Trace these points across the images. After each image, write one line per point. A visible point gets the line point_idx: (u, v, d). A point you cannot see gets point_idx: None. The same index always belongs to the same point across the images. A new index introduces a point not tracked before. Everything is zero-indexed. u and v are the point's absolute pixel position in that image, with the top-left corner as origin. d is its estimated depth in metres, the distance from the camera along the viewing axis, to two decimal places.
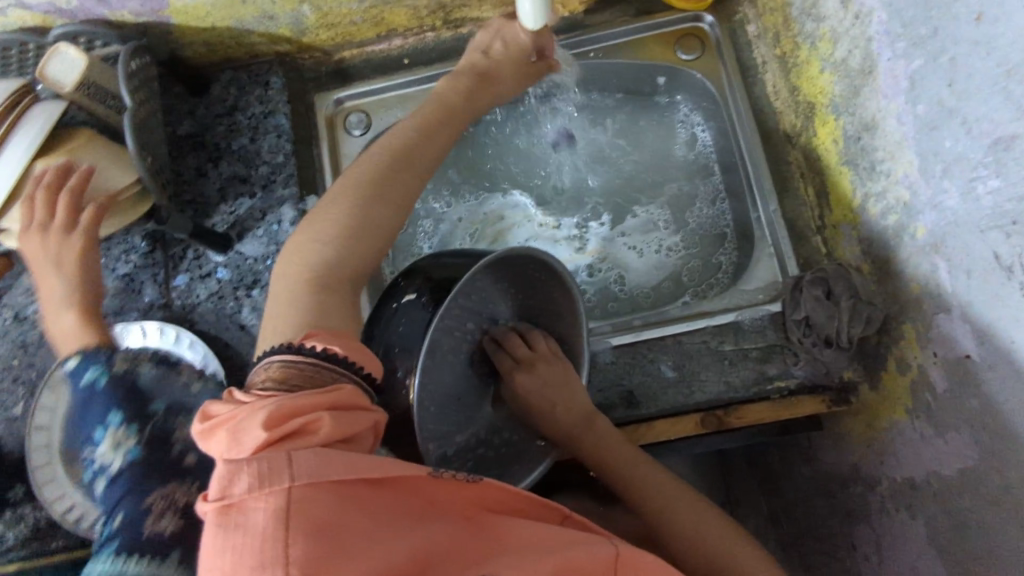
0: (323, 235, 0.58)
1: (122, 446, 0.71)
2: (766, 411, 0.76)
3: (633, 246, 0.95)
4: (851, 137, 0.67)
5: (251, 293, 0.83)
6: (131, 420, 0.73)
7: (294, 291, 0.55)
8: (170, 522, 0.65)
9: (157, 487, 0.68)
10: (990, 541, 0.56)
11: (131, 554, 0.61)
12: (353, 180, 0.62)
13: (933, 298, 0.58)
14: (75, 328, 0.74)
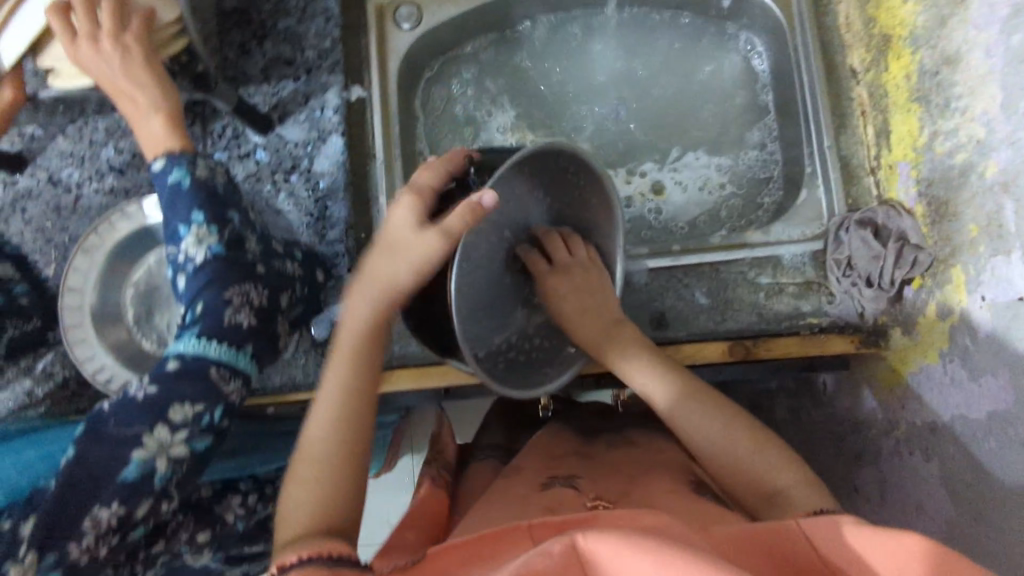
0: (330, 393, 0.55)
1: (204, 243, 0.60)
2: (794, 345, 0.75)
3: (678, 181, 0.93)
4: (928, 71, 0.65)
5: (289, 178, 0.83)
6: (214, 219, 0.61)
7: (324, 433, 0.53)
8: (251, 319, 0.61)
9: (236, 281, 0.60)
10: (1009, 480, 0.58)
11: (214, 338, 0.58)
12: (358, 339, 0.57)
13: (991, 240, 0.57)
14: (161, 131, 0.64)
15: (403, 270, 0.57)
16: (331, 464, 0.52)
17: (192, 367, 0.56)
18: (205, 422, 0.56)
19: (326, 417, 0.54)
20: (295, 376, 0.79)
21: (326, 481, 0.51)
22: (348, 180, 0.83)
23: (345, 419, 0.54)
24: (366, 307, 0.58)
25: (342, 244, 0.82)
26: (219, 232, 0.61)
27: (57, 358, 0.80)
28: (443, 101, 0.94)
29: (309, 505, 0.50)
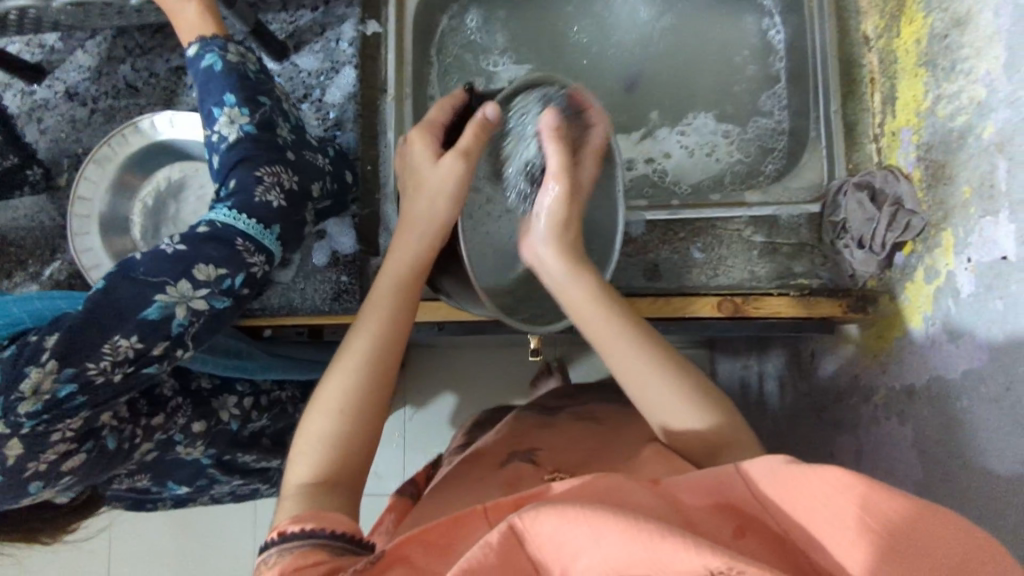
0: (362, 340, 0.56)
1: (238, 125, 0.68)
2: (784, 306, 0.76)
3: (685, 145, 0.91)
4: (938, 34, 0.65)
5: (301, 107, 0.84)
6: (245, 104, 0.68)
7: (348, 371, 0.54)
8: (278, 200, 0.68)
9: (267, 161, 0.68)
10: (977, 437, 0.59)
11: (243, 211, 0.65)
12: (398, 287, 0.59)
13: (981, 200, 0.58)
14: (197, 18, 0.71)
15: (421, 215, 0.60)
16: (348, 411, 0.53)
17: (220, 231, 0.63)
18: (228, 284, 0.63)
19: (349, 366, 0.55)
20: (292, 300, 0.81)
21: (341, 430, 0.52)
22: (359, 112, 0.84)
23: (369, 368, 0.55)
24: (403, 264, 0.60)
25: None
26: (253, 117, 0.69)
27: (64, 266, 0.83)
28: (458, 44, 0.94)
29: (320, 450, 0.51)
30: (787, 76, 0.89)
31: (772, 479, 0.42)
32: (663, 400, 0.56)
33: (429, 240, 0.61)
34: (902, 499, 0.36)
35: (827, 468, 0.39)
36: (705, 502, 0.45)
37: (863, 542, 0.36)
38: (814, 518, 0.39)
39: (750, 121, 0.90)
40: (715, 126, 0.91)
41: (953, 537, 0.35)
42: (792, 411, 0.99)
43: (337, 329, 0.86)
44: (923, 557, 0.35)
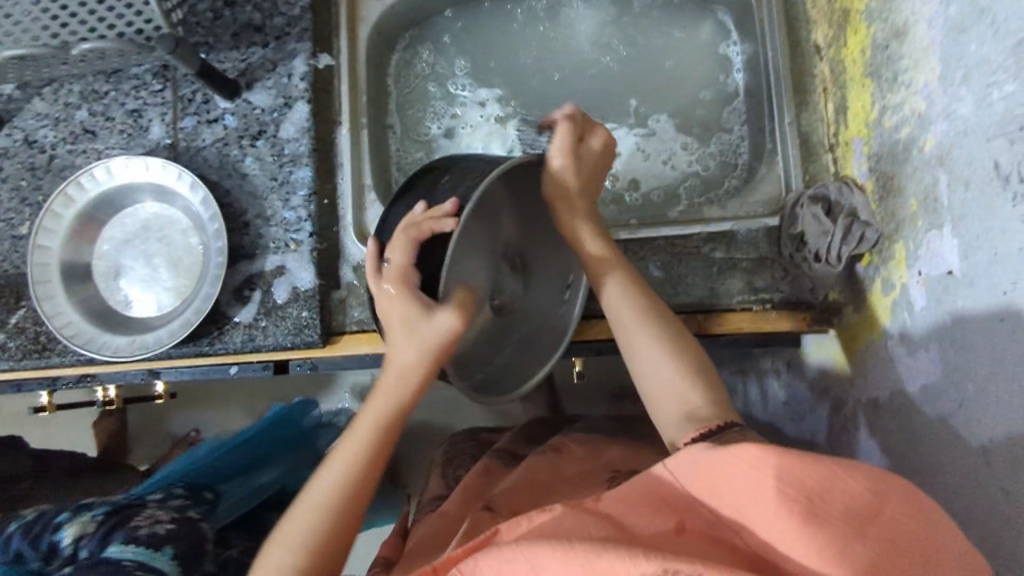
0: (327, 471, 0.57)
1: (77, 522, 0.64)
2: (746, 322, 0.76)
3: (643, 151, 0.91)
4: (881, 45, 0.64)
5: (255, 144, 0.84)
6: (66, 517, 0.65)
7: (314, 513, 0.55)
8: (163, 526, 0.66)
9: (127, 514, 0.66)
10: (935, 453, 0.58)
11: (131, 540, 0.62)
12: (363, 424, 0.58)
13: (928, 214, 0.57)
14: None
15: (401, 361, 0.58)
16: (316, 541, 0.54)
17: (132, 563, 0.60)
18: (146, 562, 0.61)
19: (317, 502, 0.55)
20: (254, 338, 0.80)
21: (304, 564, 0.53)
22: (313, 147, 0.83)
23: (334, 503, 0.55)
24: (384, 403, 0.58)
25: (305, 210, 0.82)
26: (96, 513, 0.66)
27: (28, 313, 0.83)
28: (416, 72, 0.95)
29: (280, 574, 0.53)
30: (745, 90, 0.89)
31: (697, 470, 0.47)
32: (659, 373, 0.58)
33: (407, 379, 0.59)
34: (809, 462, 0.42)
35: (740, 447, 0.45)
36: (643, 506, 0.48)
37: (787, 509, 0.41)
38: (740, 500, 0.44)
39: (713, 138, 0.89)
40: (674, 139, 0.91)
41: (846, 484, 0.41)
42: (772, 421, 0.97)
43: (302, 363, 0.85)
44: (831, 505, 0.40)
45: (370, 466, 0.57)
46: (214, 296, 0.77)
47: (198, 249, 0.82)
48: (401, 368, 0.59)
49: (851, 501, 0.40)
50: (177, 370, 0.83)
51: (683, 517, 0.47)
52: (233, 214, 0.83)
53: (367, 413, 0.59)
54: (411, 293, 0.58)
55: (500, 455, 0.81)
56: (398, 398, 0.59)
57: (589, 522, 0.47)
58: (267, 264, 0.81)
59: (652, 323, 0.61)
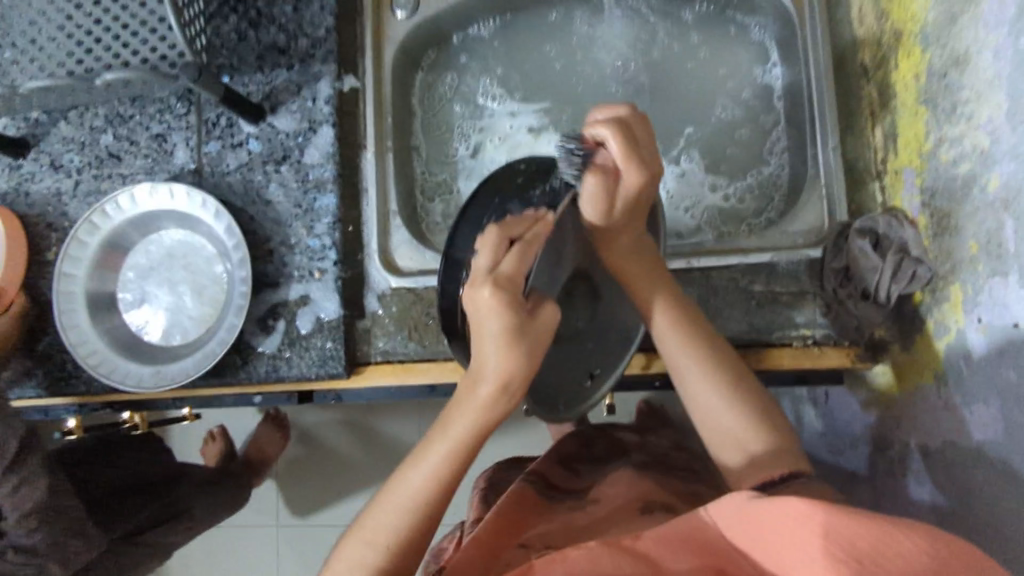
0: (408, 484, 0.54)
1: None
2: (786, 357, 0.73)
3: (671, 190, 0.87)
4: (937, 72, 0.61)
5: (280, 169, 0.82)
6: None
7: (404, 516, 0.53)
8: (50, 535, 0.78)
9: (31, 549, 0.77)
10: (994, 514, 0.54)
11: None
12: (450, 440, 0.54)
13: (990, 260, 0.54)
14: None
15: (498, 371, 0.52)
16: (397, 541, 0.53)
17: None
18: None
19: (394, 507, 0.54)
20: (279, 368, 0.79)
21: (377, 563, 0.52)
22: (339, 171, 0.81)
23: (415, 510, 0.53)
24: (465, 426, 0.54)
25: (329, 237, 0.80)
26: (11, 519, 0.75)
27: (54, 340, 0.83)
28: (443, 93, 0.93)
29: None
30: (784, 115, 0.85)
31: (741, 520, 0.44)
32: (719, 413, 0.57)
33: (506, 394, 0.53)
34: (860, 522, 0.37)
35: (785, 501, 0.40)
36: (686, 557, 0.46)
37: (834, 570, 0.36)
38: (786, 557, 0.40)
39: (751, 171, 0.86)
40: (703, 180, 0.87)
41: (905, 551, 0.35)
42: (809, 451, 0.93)
43: (325, 392, 0.83)
44: (885, 569, 0.35)
45: (450, 475, 0.54)
46: (238, 327, 0.75)
47: (223, 277, 0.81)
48: (499, 380, 0.52)
49: (908, 567, 0.35)
50: (202, 396, 0.83)
51: (725, 569, 0.45)
52: (258, 241, 0.81)
53: (458, 416, 0.54)
54: (515, 312, 0.51)
55: (532, 479, 0.78)
56: (485, 420, 0.54)
57: (625, 563, 0.46)
58: (291, 293, 0.80)
59: (705, 354, 0.59)
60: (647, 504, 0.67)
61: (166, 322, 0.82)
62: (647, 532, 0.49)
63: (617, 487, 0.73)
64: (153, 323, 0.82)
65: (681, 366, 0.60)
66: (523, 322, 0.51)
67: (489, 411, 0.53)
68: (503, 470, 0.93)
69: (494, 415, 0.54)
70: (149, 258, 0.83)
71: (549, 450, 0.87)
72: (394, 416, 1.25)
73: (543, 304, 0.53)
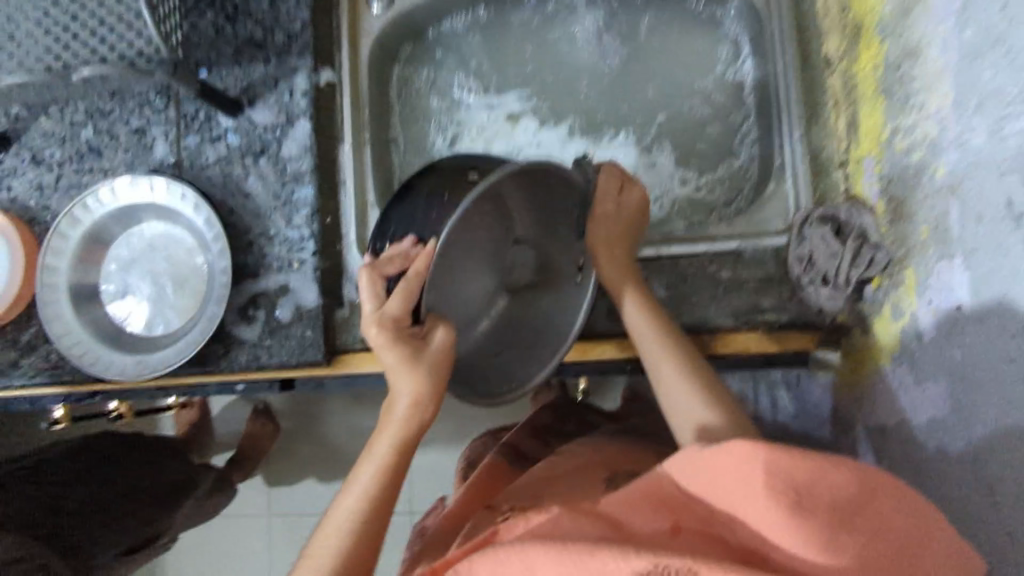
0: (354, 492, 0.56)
1: None
2: (753, 342, 0.74)
3: (641, 181, 0.89)
4: (892, 63, 0.62)
5: (258, 162, 0.83)
6: None
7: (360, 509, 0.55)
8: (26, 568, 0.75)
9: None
10: (941, 488, 0.56)
11: None
12: (380, 454, 0.57)
13: (938, 245, 0.56)
14: None
15: (410, 392, 0.57)
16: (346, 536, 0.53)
17: None
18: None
19: (344, 517, 0.54)
20: (259, 357, 0.80)
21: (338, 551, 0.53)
22: (316, 164, 0.83)
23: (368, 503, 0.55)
24: (385, 443, 0.57)
25: (307, 228, 0.81)
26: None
27: (39, 332, 0.84)
28: (421, 87, 0.94)
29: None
30: (754, 107, 0.87)
31: (692, 468, 0.46)
32: (685, 396, 0.59)
33: (420, 407, 0.58)
34: (797, 456, 0.40)
35: (730, 445, 0.43)
36: (642, 508, 0.46)
37: (775, 501, 0.39)
38: (733, 498, 0.42)
39: (721, 162, 0.88)
40: (672, 173, 0.89)
41: (832, 478, 0.40)
42: (781, 433, 0.96)
43: (306, 380, 0.85)
44: (817, 499, 0.39)
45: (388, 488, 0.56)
46: (219, 317, 0.77)
47: (204, 268, 0.82)
48: (411, 398, 0.57)
49: (835, 493, 0.39)
50: (185, 384, 0.84)
51: (679, 517, 0.45)
52: (237, 232, 0.83)
53: (382, 436, 0.58)
54: (405, 343, 0.58)
55: (505, 450, 0.81)
56: (410, 431, 0.58)
57: (586, 523, 0.45)
58: (270, 283, 0.81)
59: (664, 346, 0.63)
60: (610, 468, 0.70)
61: (148, 313, 0.83)
62: (609, 498, 0.48)
63: (583, 450, 0.76)
64: (135, 314, 0.83)
65: (654, 361, 0.63)
66: (412, 348, 0.58)
67: (409, 422, 0.57)
68: (481, 444, 0.95)
69: (414, 428, 0.58)
70: (131, 251, 0.84)
71: (524, 422, 0.90)
72: (379, 404, 1.28)
73: (435, 329, 0.59)
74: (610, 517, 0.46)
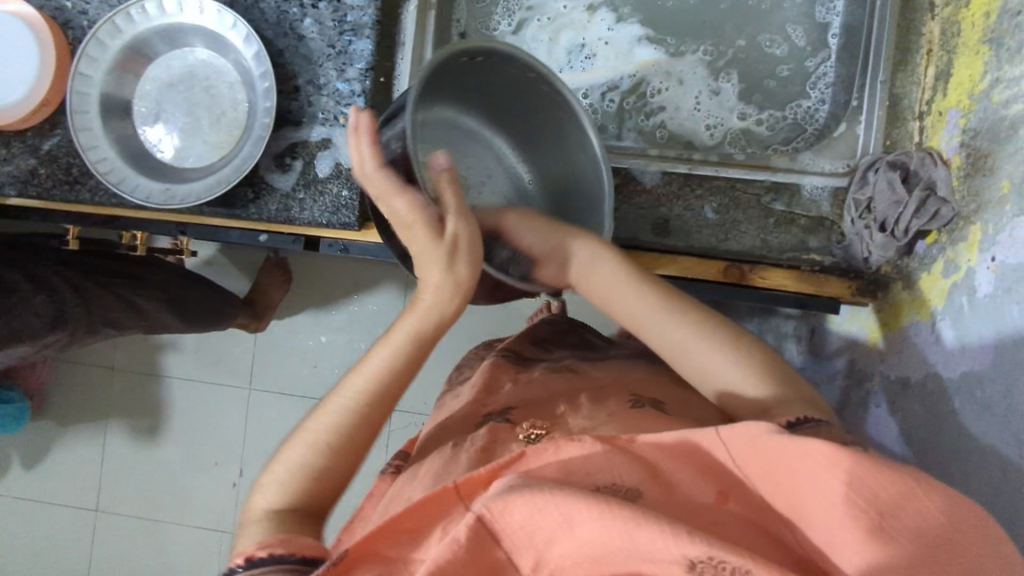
0: (353, 387, 0.54)
1: None
2: (790, 280, 0.75)
3: (702, 104, 0.85)
4: (1011, 10, 0.60)
5: (317, 5, 0.78)
6: None
7: (358, 414, 0.53)
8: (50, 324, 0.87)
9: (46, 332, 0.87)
10: (965, 439, 0.58)
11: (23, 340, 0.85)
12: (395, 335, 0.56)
13: (1018, 200, 0.55)
14: None
15: (438, 280, 0.55)
16: (352, 421, 0.53)
17: None
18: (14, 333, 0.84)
19: (356, 390, 0.54)
20: (290, 209, 0.78)
21: (329, 438, 0.52)
22: (378, 19, 0.78)
23: (368, 402, 0.54)
24: (406, 326, 0.56)
25: (359, 84, 0.78)
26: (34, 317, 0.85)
27: (62, 142, 0.81)
28: None
29: (285, 489, 0.51)
30: (837, 47, 0.83)
31: (757, 450, 0.42)
32: (713, 366, 0.55)
33: (446, 297, 0.55)
34: (885, 473, 0.38)
35: (814, 444, 0.40)
36: (689, 469, 0.45)
37: (853, 520, 0.37)
38: (803, 495, 0.40)
39: (791, 103, 0.84)
40: (733, 106, 0.85)
41: (924, 504, 0.37)
42: None
43: (332, 242, 0.83)
44: (902, 525, 0.36)
45: (407, 370, 0.55)
46: (255, 158, 0.74)
47: (243, 107, 0.78)
48: (438, 288, 0.55)
49: (923, 520, 0.36)
50: (207, 224, 0.82)
51: (727, 485, 0.44)
52: (284, 76, 0.78)
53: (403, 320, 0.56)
54: (428, 215, 0.54)
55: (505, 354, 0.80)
56: (429, 320, 0.56)
57: (618, 462, 0.45)
58: (312, 135, 0.78)
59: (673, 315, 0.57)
60: (633, 392, 0.68)
61: (180, 143, 0.79)
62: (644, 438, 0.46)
63: (603, 374, 0.75)
64: (166, 143, 0.80)
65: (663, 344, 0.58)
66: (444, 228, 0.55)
67: (433, 312, 0.56)
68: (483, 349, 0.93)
69: (440, 318, 0.56)
70: (171, 72, 0.80)
71: (528, 331, 0.89)
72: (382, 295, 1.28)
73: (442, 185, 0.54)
74: (646, 460, 0.46)
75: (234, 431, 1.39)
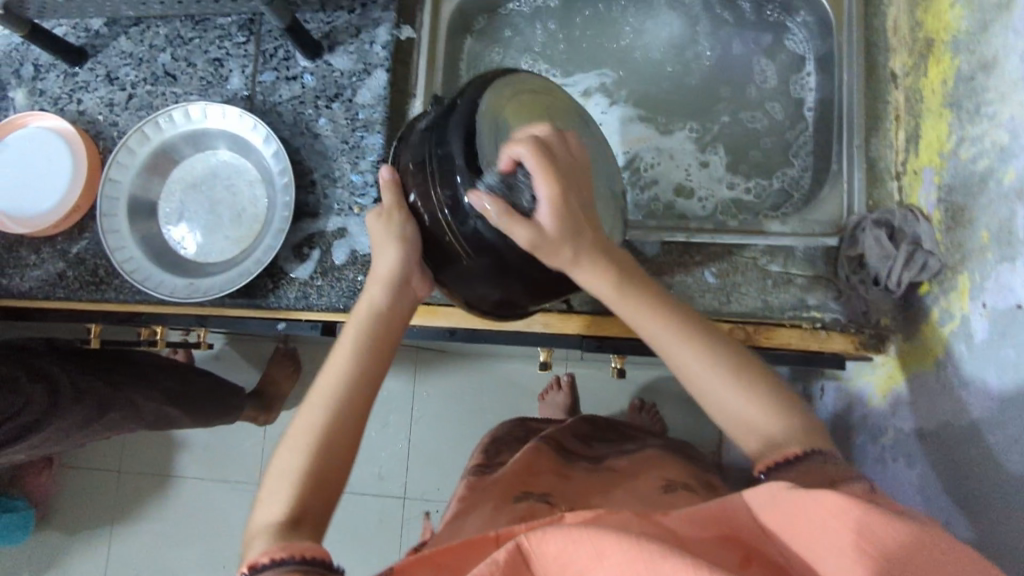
0: (324, 387, 0.58)
1: None
2: (795, 337, 0.76)
3: (693, 175, 0.90)
4: (965, 77, 0.66)
5: (331, 106, 0.85)
6: None
7: (341, 404, 0.57)
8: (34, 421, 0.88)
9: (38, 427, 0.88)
10: (981, 483, 0.59)
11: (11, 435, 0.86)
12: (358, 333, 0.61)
13: (1000, 247, 0.59)
14: None
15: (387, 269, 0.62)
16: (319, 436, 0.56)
17: None
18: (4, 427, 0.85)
19: (326, 389, 0.58)
20: (309, 296, 0.81)
21: (311, 436, 0.56)
22: (387, 115, 0.84)
23: (343, 391, 0.58)
24: (372, 317, 0.62)
25: (372, 175, 0.83)
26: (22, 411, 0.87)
27: (90, 245, 0.85)
28: (487, 62, 0.96)
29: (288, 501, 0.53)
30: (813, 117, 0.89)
31: (776, 503, 0.42)
32: (732, 408, 0.56)
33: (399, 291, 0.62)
34: (899, 524, 0.38)
35: (827, 493, 0.40)
36: (708, 535, 0.44)
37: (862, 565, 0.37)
38: (818, 545, 0.39)
39: (777, 172, 0.90)
40: (722, 176, 0.90)
41: (940, 551, 0.37)
42: None
43: None
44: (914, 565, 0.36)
45: (374, 354, 0.61)
46: (275, 249, 0.78)
47: (262, 201, 0.83)
48: (389, 276, 0.62)
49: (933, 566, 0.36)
50: (228, 315, 0.85)
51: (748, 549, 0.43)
52: (301, 171, 0.84)
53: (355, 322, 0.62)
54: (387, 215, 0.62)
55: (549, 443, 0.80)
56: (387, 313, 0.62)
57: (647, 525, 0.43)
58: (329, 224, 0.82)
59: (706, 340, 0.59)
60: (667, 481, 0.69)
61: (201, 240, 0.83)
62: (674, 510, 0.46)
63: (637, 468, 0.75)
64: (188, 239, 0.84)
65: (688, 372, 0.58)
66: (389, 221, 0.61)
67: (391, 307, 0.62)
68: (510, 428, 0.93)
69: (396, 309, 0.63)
70: (194, 174, 0.85)
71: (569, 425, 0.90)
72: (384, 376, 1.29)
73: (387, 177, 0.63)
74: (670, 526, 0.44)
75: (245, 526, 1.36)
